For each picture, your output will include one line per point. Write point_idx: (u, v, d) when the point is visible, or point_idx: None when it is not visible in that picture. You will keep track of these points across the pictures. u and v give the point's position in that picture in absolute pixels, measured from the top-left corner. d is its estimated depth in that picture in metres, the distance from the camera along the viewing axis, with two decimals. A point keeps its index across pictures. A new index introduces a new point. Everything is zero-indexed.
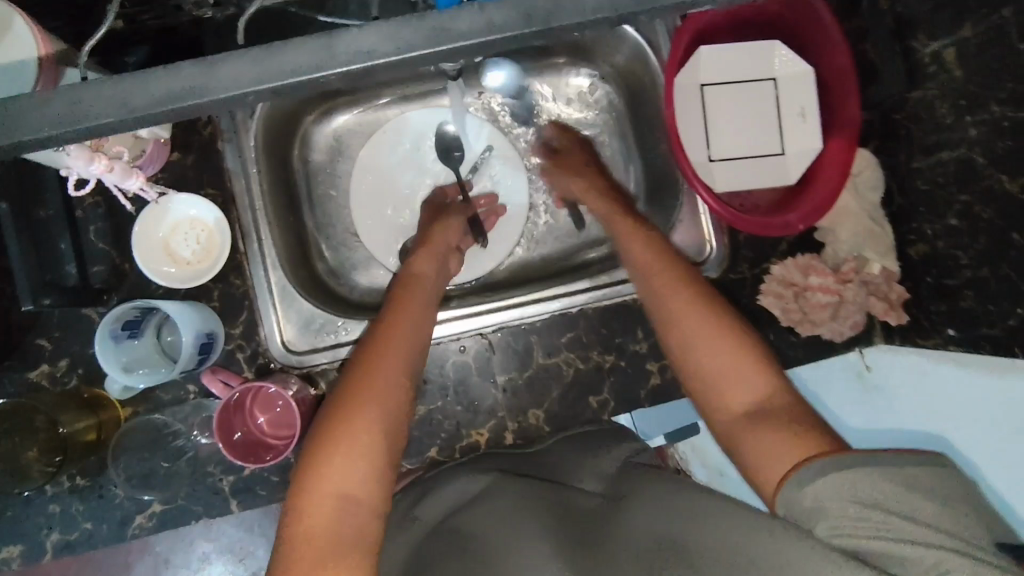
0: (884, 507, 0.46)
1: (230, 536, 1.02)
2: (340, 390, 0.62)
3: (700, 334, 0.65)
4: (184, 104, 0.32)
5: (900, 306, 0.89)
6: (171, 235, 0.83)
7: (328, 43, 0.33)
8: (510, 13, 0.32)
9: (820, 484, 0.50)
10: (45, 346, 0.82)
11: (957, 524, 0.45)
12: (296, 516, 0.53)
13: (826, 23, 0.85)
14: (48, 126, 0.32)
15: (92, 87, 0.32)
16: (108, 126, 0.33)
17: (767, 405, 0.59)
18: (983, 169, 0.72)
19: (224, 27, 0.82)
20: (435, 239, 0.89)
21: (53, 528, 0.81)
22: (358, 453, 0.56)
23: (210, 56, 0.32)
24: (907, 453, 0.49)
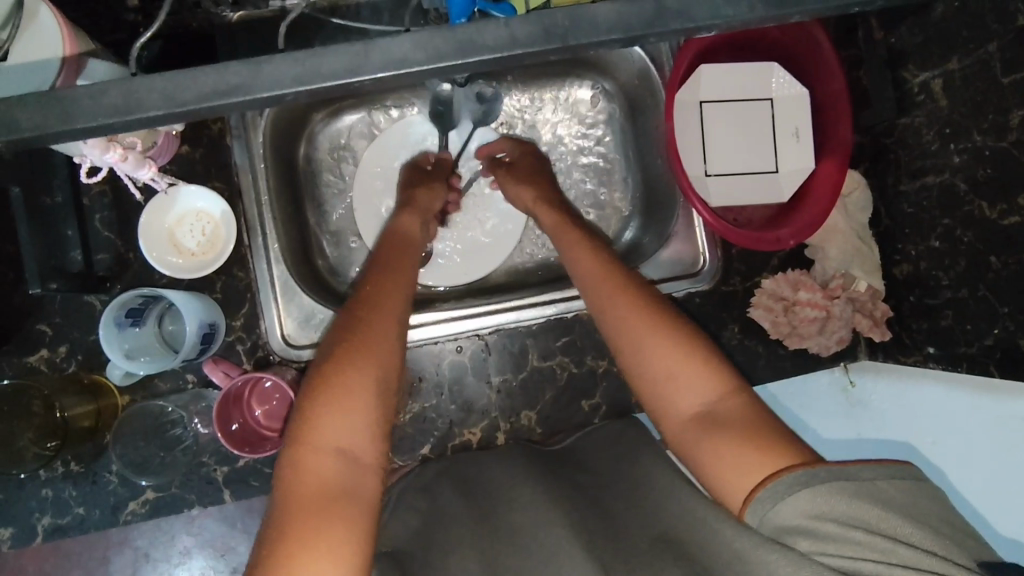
0: (863, 526, 0.47)
1: (213, 531, 1.01)
2: (337, 337, 0.62)
3: (640, 341, 0.65)
4: (230, 100, 0.37)
5: (884, 323, 0.92)
6: (177, 226, 0.85)
7: (365, 51, 0.37)
8: (534, 30, 0.37)
9: (794, 503, 0.50)
10: (46, 331, 0.82)
11: (931, 534, 0.46)
12: (298, 464, 0.55)
13: (824, 49, 0.88)
14: (102, 116, 0.36)
15: (146, 80, 0.37)
16: (155, 118, 0.37)
17: (717, 406, 0.60)
18: (965, 195, 0.75)
19: (239, 30, 0.85)
20: (420, 202, 0.90)
21: (45, 512, 0.82)
22: (359, 405, 0.57)
23: (254, 57, 0.37)
24: (872, 465, 0.50)
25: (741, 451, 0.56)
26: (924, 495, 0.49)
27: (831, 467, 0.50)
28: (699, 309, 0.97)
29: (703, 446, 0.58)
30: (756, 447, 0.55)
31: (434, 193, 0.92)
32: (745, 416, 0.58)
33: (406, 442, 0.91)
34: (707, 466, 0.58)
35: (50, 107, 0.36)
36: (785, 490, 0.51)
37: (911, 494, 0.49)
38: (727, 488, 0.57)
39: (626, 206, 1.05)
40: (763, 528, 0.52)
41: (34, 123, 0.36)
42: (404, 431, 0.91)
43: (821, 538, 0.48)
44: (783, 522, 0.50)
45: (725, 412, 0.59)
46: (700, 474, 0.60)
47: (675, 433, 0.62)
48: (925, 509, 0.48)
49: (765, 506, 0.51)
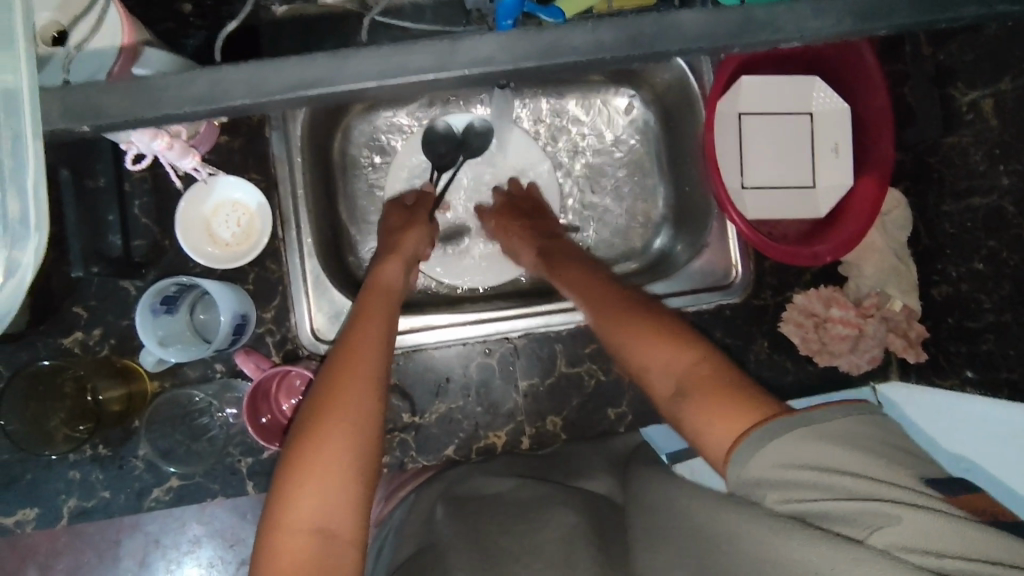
0: (820, 466, 0.45)
1: (223, 521, 1.01)
2: (309, 409, 0.62)
3: (615, 325, 0.70)
4: (314, 90, 0.39)
5: (919, 345, 0.91)
6: (213, 215, 0.85)
7: (451, 47, 0.39)
8: (619, 36, 0.39)
9: (759, 461, 0.48)
10: (81, 314, 0.83)
11: (879, 455, 0.45)
12: (276, 546, 0.56)
13: (868, 64, 0.87)
14: (188, 103, 0.39)
15: (233, 71, 0.39)
16: (239, 106, 0.40)
17: (679, 370, 0.60)
18: (1013, 218, 0.73)
19: (286, 23, 0.86)
20: (403, 247, 0.87)
21: (71, 494, 0.82)
22: (330, 484, 0.57)
23: (338, 49, 0.39)
24: (823, 406, 0.48)
25: (706, 405, 0.55)
26: (872, 419, 0.47)
27: (793, 416, 0.48)
28: (730, 321, 0.96)
29: (676, 406, 0.58)
30: (715, 403, 0.54)
31: (422, 235, 0.90)
32: (711, 374, 0.58)
33: (431, 442, 0.91)
34: (686, 426, 0.57)
35: (140, 93, 0.39)
36: (753, 448, 0.48)
37: (860, 422, 0.46)
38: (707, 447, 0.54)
39: (658, 214, 1.04)
40: (737, 490, 0.50)
41: (121, 109, 0.39)
42: (429, 430, 0.90)
43: (778, 485, 0.46)
44: (750, 479, 0.48)
45: (690, 369, 0.59)
46: (683, 435, 0.58)
47: (658, 409, 0.62)
48: (873, 432, 0.46)
49: (739, 465, 0.49)
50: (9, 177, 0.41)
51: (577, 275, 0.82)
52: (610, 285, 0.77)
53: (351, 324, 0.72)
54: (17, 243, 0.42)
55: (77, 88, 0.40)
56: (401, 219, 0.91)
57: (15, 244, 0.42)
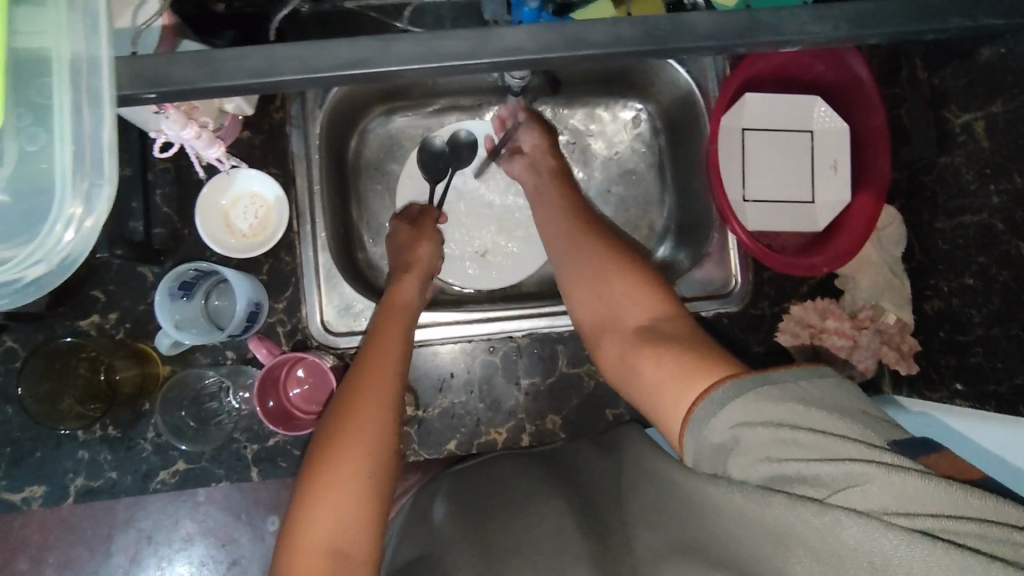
0: (786, 424, 0.47)
1: (216, 519, 0.98)
2: (322, 438, 0.67)
3: (610, 274, 0.75)
4: (361, 69, 0.43)
5: (911, 357, 0.93)
6: (232, 207, 0.88)
7: (485, 38, 0.43)
8: (638, 32, 0.42)
9: (725, 417, 0.50)
10: (99, 298, 0.85)
11: (848, 419, 0.46)
12: (294, 564, 0.61)
13: (867, 86, 0.91)
14: (245, 76, 0.43)
15: (287, 49, 0.43)
16: (289, 81, 0.44)
17: (655, 325, 0.69)
18: (1002, 235, 0.76)
19: (308, 22, 0.87)
20: (417, 258, 0.90)
21: (80, 473, 0.84)
22: (341, 508, 0.62)
23: (384, 35, 0.43)
24: (792, 368, 0.50)
25: (676, 350, 0.62)
26: (843, 389, 0.49)
27: (755, 376, 0.51)
28: (727, 329, 0.99)
29: (646, 356, 0.65)
30: (685, 349, 0.62)
31: (431, 247, 0.92)
32: (684, 335, 0.65)
33: (433, 436, 0.93)
34: (643, 360, 0.65)
35: (201, 65, 0.44)
36: (713, 408, 0.51)
37: (828, 388, 0.49)
38: (664, 400, 0.60)
39: (661, 224, 1.07)
40: (700, 459, 0.53)
41: (188, 79, 0.44)
42: (431, 424, 0.93)
43: (745, 447, 0.48)
44: (715, 438, 0.50)
45: (667, 327, 0.68)
46: (632, 371, 0.66)
47: (619, 346, 0.70)
48: (844, 402, 0.48)
49: (701, 421, 0.52)
50: (82, 135, 0.44)
51: (589, 245, 0.80)
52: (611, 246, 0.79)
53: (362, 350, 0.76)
54: (92, 195, 0.45)
55: (149, 59, 0.45)
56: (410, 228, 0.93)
57: (87, 197, 0.45)
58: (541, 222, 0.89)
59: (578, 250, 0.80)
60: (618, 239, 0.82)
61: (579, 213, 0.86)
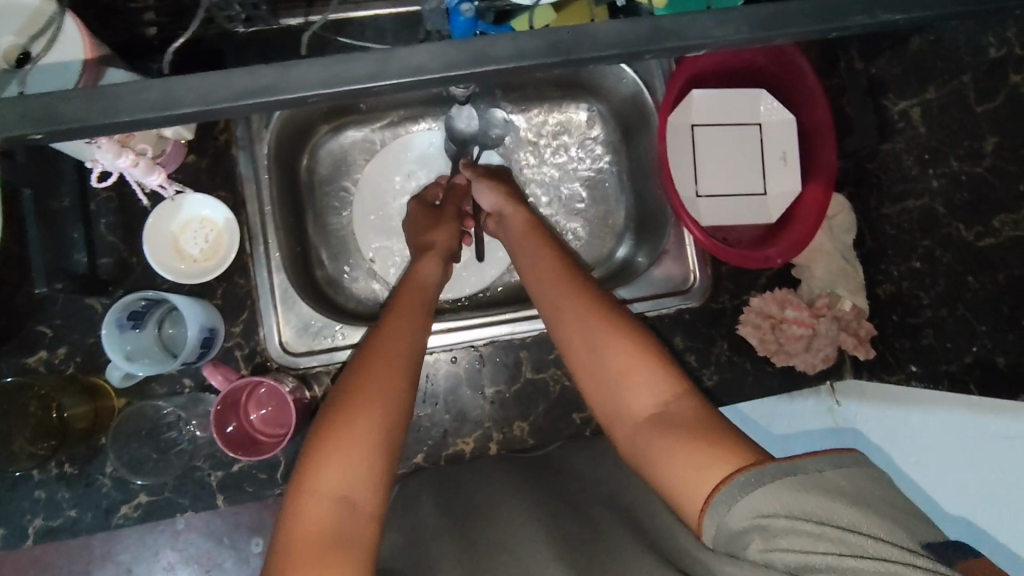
0: (812, 516, 0.47)
1: (199, 547, 0.88)
2: (339, 390, 0.65)
3: (597, 332, 0.69)
4: (261, 99, 0.38)
5: (869, 341, 0.95)
6: (181, 232, 0.86)
7: (388, 57, 0.39)
8: (543, 43, 0.39)
9: (746, 505, 0.49)
10: (47, 333, 0.84)
11: (874, 514, 0.47)
12: (300, 511, 0.57)
13: (808, 78, 0.92)
14: (139, 112, 0.38)
15: (185, 80, 0.38)
16: (190, 114, 0.39)
17: (666, 408, 0.63)
18: (943, 218, 0.78)
19: (247, 44, 0.86)
20: (436, 241, 0.90)
21: (38, 514, 0.82)
22: (356, 454, 0.59)
23: (286, 59, 0.39)
24: (815, 456, 0.50)
25: (692, 445, 0.57)
26: (867, 475, 0.50)
27: (776, 464, 0.51)
28: (689, 325, 0.99)
29: (655, 451, 0.60)
30: (706, 444, 0.57)
31: (450, 231, 0.92)
32: (697, 420, 0.60)
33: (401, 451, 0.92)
34: (660, 460, 0.59)
35: (88, 103, 0.38)
36: (735, 493, 0.50)
37: (851, 476, 0.49)
38: (677, 492, 0.57)
39: (619, 224, 1.08)
40: (718, 542, 0.52)
41: (76, 117, 0.38)
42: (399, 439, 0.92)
43: (772, 534, 0.48)
44: (735, 527, 0.50)
45: (677, 413, 0.62)
46: (647, 471, 0.61)
47: (631, 437, 0.64)
48: (867, 491, 0.49)
49: (720, 510, 0.51)
50: None
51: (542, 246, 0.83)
52: (574, 272, 0.77)
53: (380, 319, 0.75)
54: None
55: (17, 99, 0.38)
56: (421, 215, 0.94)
57: None
58: (520, 263, 0.84)
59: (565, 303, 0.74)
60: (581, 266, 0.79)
61: (544, 239, 0.84)
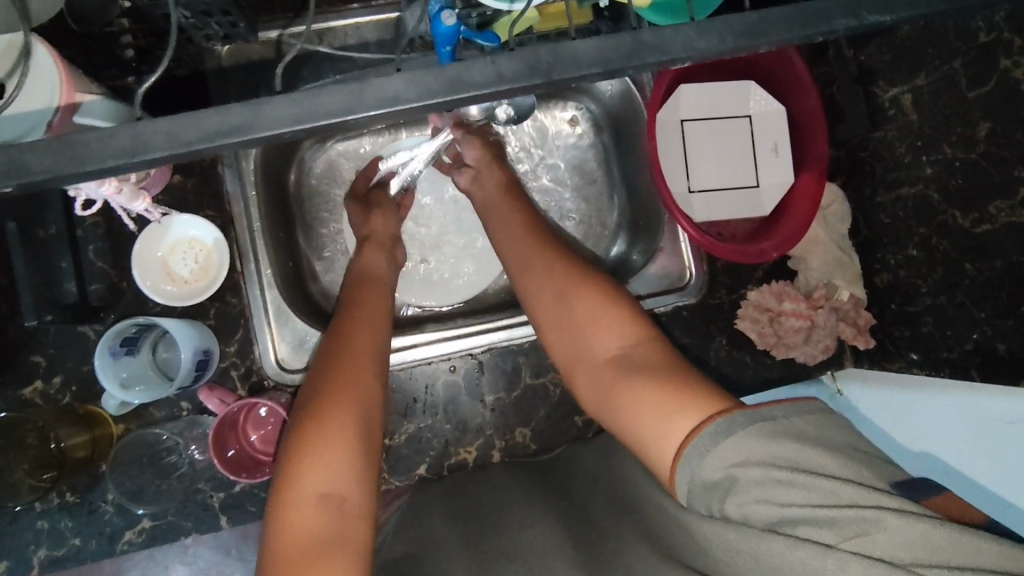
0: (781, 464, 0.46)
1: (208, 560, 0.86)
2: (307, 397, 0.66)
3: (570, 296, 0.72)
4: (233, 139, 0.37)
5: (868, 331, 0.94)
6: (170, 254, 0.85)
7: (361, 88, 0.38)
8: (519, 66, 0.38)
9: (719, 454, 0.49)
10: (40, 362, 0.83)
11: (845, 459, 0.46)
12: (285, 521, 0.59)
13: (798, 69, 0.91)
14: (110, 158, 0.37)
15: (152, 121, 0.37)
16: (160, 159, 0.37)
17: (630, 349, 0.67)
18: (938, 205, 0.78)
19: (229, 62, 0.86)
20: (378, 232, 0.90)
21: (42, 544, 0.82)
22: (334, 458, 0.61)
23: (254, 96, 0.38)
24: (780, 405, 0.50)
25: (653, 387, 0.60)
26: (835, 423, 0.49)
27: (746, 413, 0.50)
28: (687, 321, 0.99)
29: (623, 391, 0.63)
30: (666, 384, 0.60)
31: (386, 216, 0.92)
32: (660, 362, 0.64)
33: (402, 463, 0.92)
34: (625, 401, 0.62)
35: (55, 152, 0.37)
36: (709, 443, 0.50)
37: (819, 425, 0.49)
38: (644, 439, 0.58)
39: (613, 223, 1.07)
40: (694, 498, 0.51)
41: (44, 167, 0.37)
42: (400, 452, 0.91)
43: (744, 487, 0.47)
44: (709, 479, 0.49)
45: (640, 356, 0.65)
46: (614, 416, 0.64)
47: (597, 380, 0.67)
48: (836, 439, 0.48)
49: (693, 461, 0.51)
50: None
51: (510, 233, 0.83)
52: (545, 248, 0.79)
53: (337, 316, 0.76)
54: None
55: None
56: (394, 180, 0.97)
57: None
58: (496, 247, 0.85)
59: (535, 270, 0.76)
60: (561, 242, 0.80)
61: (516, 220, 0.84)
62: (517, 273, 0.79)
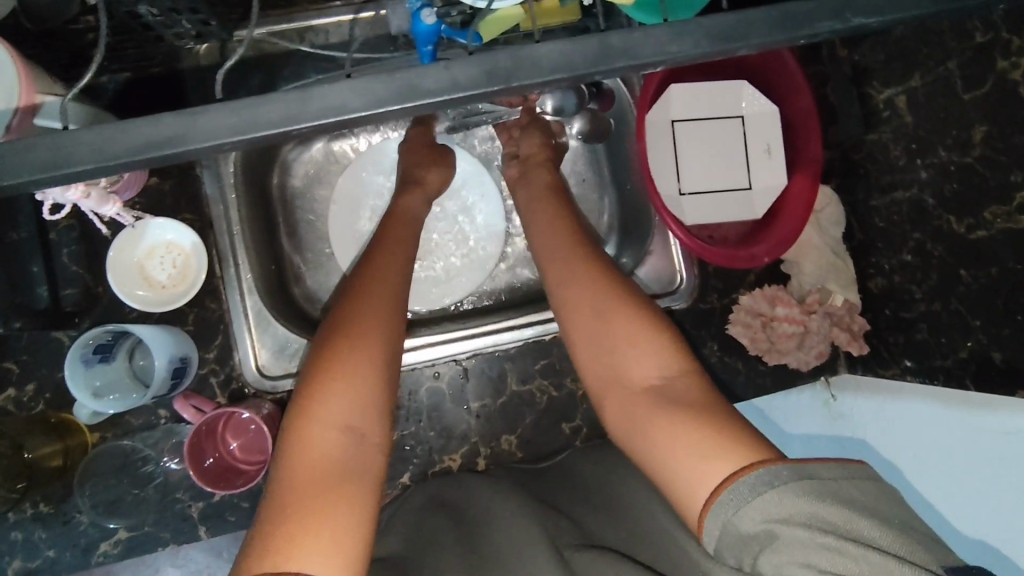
0: (825, 527, 0.44)
1: (199, 562, 0.86)
2: (335, 320, 0.64)
3: (603, 289, 0.69)
4: (166, 152, 0.35)
5: (862, 337, 0.91)
6: (146, 259, 0.83)
7: (306, 96, 0.36)
8: (478, 72, 0.36)
9: (758, 507, 0.46)
10: (12, 370, 0.81)
11: (894, 533, 0.44)
12: (302, 439, 0.56)
13: (791, 69, 0.89)
14: (32, 172, 0.35)
15: (80, 130, 0.35)
16: (86, 173, 0.35)
17: (667, 381, 0.62)
18: (933, 211, 0.75)
19: (205, 60, 0.84)
20: (425, 180, 0.88)
21: (14, 556, 0.80)
22: (359, 381, 0.59)
23: (188, 106, 0.36)
24: (831, 463, 0.47)
25: (688, 423, 0.56)
26: (881, 489, 0.47)
27: (789, 463, 0.48)
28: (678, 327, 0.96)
29: (652, 423, 0.58)
30: (703, 424, 0.55)
31: (445, 172, 0.91)
32: (696, 397, 0.59)
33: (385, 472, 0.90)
34: (655, 438, 0.57)
35: None
36: (747, 494, 0.47)
37: (869, 492, 0.46)
38: (678, 479, 0.54)
39: (603, 225, 1.04)
40: (723, 547, 0.49)
41: None
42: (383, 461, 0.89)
43: (783, 546, 0.45)
44: (744, 530, 0.47)
45: (678, 390, 0.61)
46: (640, 455, 0.59)
47: (627, 410, 0.62)
48: (886, 512, 0.45)
49: (728, 510, 0.48)
50: None
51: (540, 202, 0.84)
52: (573, 226, 0.79)
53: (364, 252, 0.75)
54: None
55: None
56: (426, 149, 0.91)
57: None
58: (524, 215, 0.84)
59: (559, 241, 0.76)
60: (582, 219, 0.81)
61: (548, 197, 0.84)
62: (541, 238, 0.79)
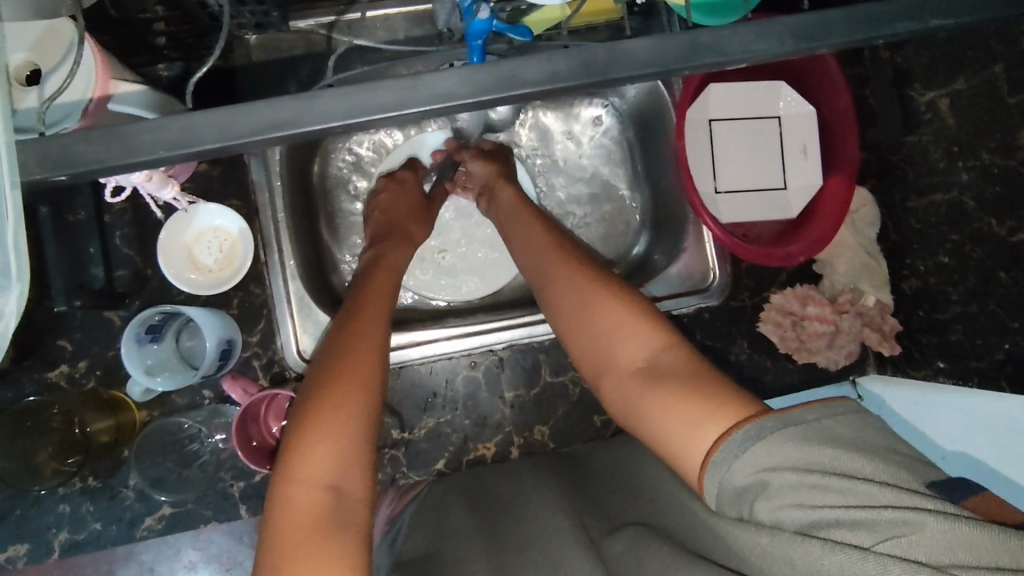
0: (811, 467, 0.45)
1: (220, 546, 0.88)
2: (315, 373, 0.63)
3: (593, 305, 0.69)
4: (284, 133, 0.38)
5: (894, 338, 0.91)
6: (195, 244, 0.86)
7: (412, 84, 0.38)
8: (573, 65, 0.38)
9: (748, 460, 0.48)
10: (66, 347, 0.83)
11: (884, 462, 0.45)
12: (285, 498, 0.56)
13: (831, 70, 0.90)
14: (162, 149, 0.38)
15: (204, 113, 0.39)
16: (209, 150, 0.39)
17: (655, 358, 0.63)
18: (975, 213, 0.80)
19: (257, 50, 0.86)
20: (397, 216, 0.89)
21: (62, 528, 0.82)
22: (339, 437, 0.58)
23: (301, 90, 0.39)
24: (813, 406, 0.49)
25: (677, 393, 0.57)
26: (872, 422, 0.48)
27: (773, 416, 0.49)
28: (709, 324, 0.97)
29: (646, 399, 0.59)
30: (692, 392, 0.56)
31: (423, 226, 0.92)
32: (687, 367, 0.60)
33: (420, 457, 0.91)
34: (650, 411, 0.59)
35: (110, 143, 0.39)
36: (736, 448, 0.49)
37: (853, 424, 0.47)
38: (674, 445, 0.55)
39: (636, 222, 1.06)
40: (722, 500, 0.50)
41: (98, 158, 0.39)
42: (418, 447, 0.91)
43: (775, 491, 0.46)
44: (739, 484, 0.48)
45: (667, 363, 0.62)
46: (638, 427, 0.61)
47: (621, 389, 0.63)
48: (873, 441, 0.46)
49: (721, 468, 0.49)
50: None
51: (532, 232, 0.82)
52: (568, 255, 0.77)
53: (352, 297, 0.74)
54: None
55: (56, 139, 0.39)
56: (404, 202, 0.92)
57: None
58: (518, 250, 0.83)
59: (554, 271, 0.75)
60: (578, 247, 0.79)
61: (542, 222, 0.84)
62: (535, 275, 0.78)
